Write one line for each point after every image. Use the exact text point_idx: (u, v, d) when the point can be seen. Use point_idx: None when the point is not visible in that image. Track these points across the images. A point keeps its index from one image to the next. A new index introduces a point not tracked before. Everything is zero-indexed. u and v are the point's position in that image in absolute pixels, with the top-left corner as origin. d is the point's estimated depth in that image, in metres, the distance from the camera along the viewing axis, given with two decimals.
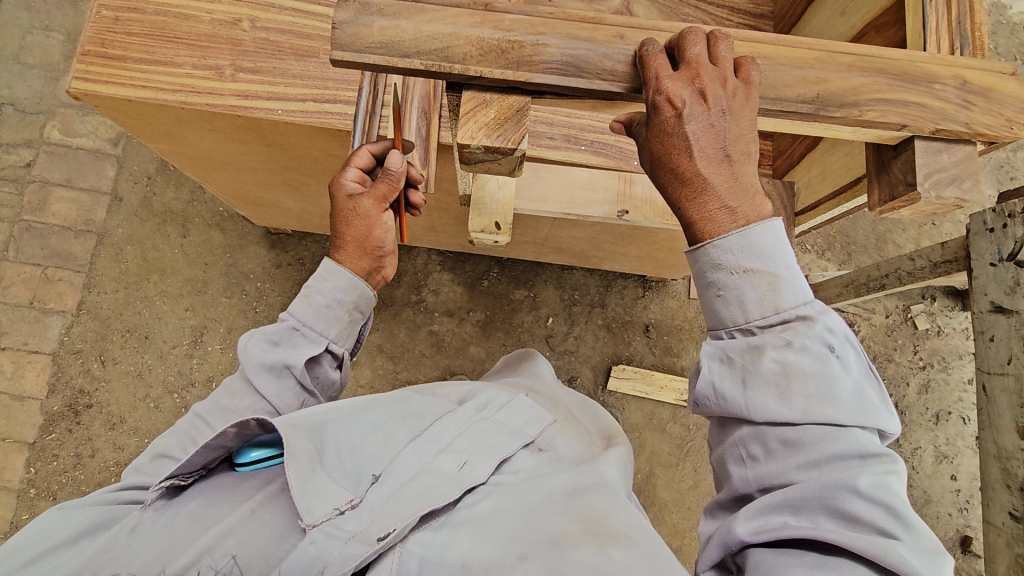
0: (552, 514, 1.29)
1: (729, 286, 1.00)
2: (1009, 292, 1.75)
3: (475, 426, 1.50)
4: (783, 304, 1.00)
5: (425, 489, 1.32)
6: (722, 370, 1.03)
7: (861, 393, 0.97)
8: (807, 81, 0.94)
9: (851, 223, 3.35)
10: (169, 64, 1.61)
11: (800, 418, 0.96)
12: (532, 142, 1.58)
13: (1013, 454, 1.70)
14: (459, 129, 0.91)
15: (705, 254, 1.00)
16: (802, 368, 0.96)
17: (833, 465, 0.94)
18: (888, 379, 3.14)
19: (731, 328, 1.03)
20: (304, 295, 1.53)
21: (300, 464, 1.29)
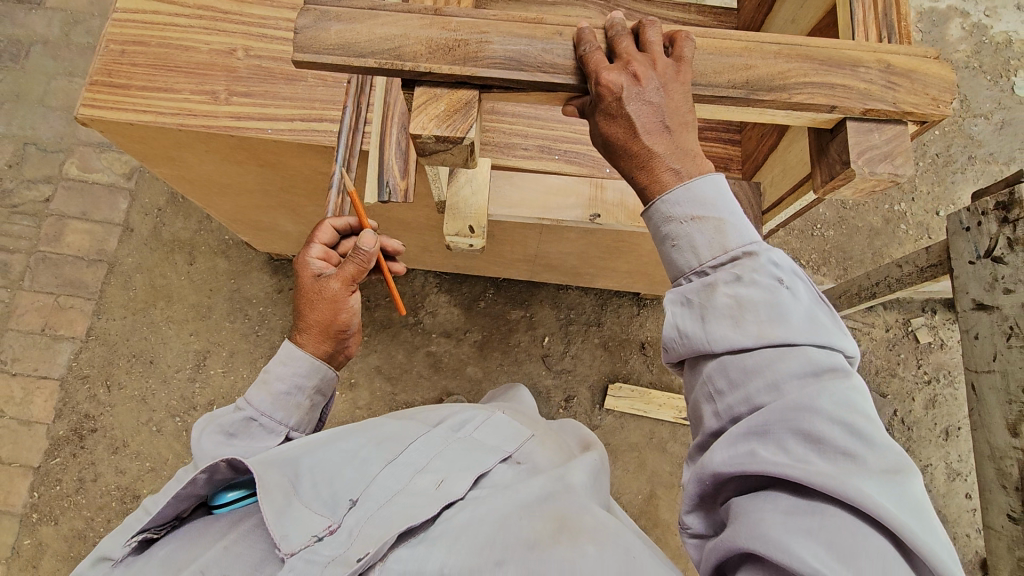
0: (522, 519, 1.44)
1: (681, 235, 1.04)
2: (990, 289, 1.73)
3: (447, 449, 1.69)
4: (732, 244, 1.02)
5: (404, 505, 1.47)
6: (683, 313, 1.05)
7: (814, 318, 0.99)
8: (736, 67, 1.02)
9: (845, 238, 3.36)
10: (168, 91, 1.74)
11: (755, 345, 0.97)
12: (507, 154, 1.70)
13: (1006, 453, 1.66)
14: (412, 121, 0.98)
15: (656, 210, 1.04)
16: (753, 299, 0.99)
17: (791, 385, 0.95)
18: (892, 394, 3.08)
19: (687, 275, 1.05)
20: (262, 383, 1.67)
21: (275, 494, 1.41)
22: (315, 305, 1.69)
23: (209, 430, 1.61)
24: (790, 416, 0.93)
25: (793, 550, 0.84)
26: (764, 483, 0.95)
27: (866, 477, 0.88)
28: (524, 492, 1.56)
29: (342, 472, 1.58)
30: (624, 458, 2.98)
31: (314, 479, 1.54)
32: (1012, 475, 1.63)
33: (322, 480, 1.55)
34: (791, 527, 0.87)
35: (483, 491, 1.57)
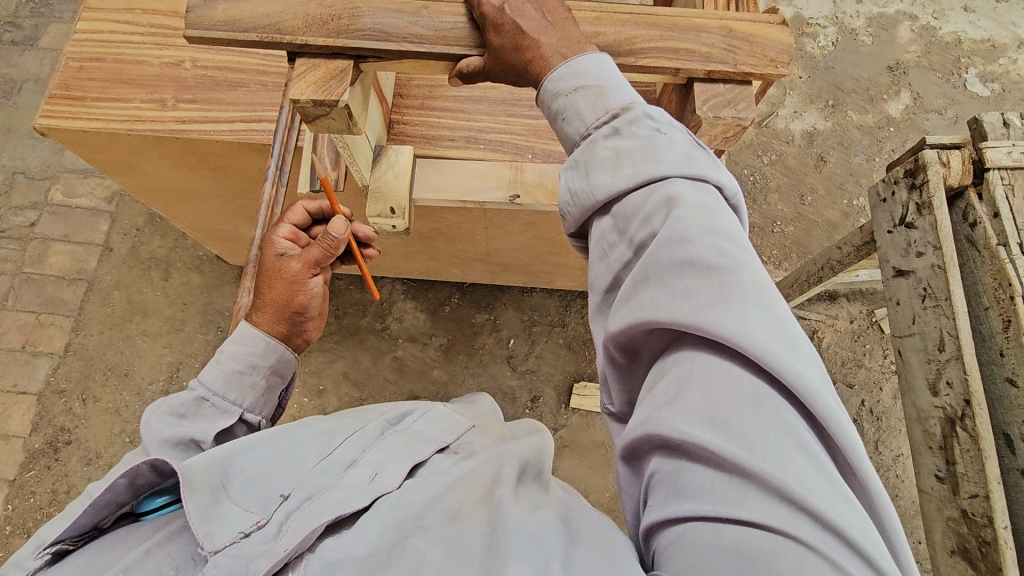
0: (455, 497, 1.28)
1: (567, 107, 1.11)
2: (905, 255, 1.77)
3: (388, 439, 1.49)
4: (612, 104, 1.09)
5: (332, 497, 1.28)
6: (573, 175, 1.10)
7: (684, 155, 1.02)
8: (590, 31, 1.20)
9: (805, 234, 3.42)
10: (119, 100, 1.88)
11: (630, 184, 1.01)
12: (433, 145, 1.79)
13: (928, 414, 1.66)
14: (292, 88, 1.14)
15: (546, 93, 1.13)
16: (629, 146, 1.04)
17: (659, 229, 0.96)
18: (859, 385, 3.06)
19: (578, 141, 1.12)
20: (215, 363, 1.54)
21: (197, 496, 1.21)
22: (273, 274, 1.61)
23: (158, 412, 1.49)
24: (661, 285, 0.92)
25: (670, 428, 0.84)
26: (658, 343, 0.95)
27: (734, 306, 0.86)
28: (469, 474, 1.36)
29: (271, 469, 1.38)
30: (589, 456, 2.99)
31: (240, 478, 1.34)
32: (934, 435, 1.63)
33: (250, 478, 1.35)
34: (667, 388, 0.88)
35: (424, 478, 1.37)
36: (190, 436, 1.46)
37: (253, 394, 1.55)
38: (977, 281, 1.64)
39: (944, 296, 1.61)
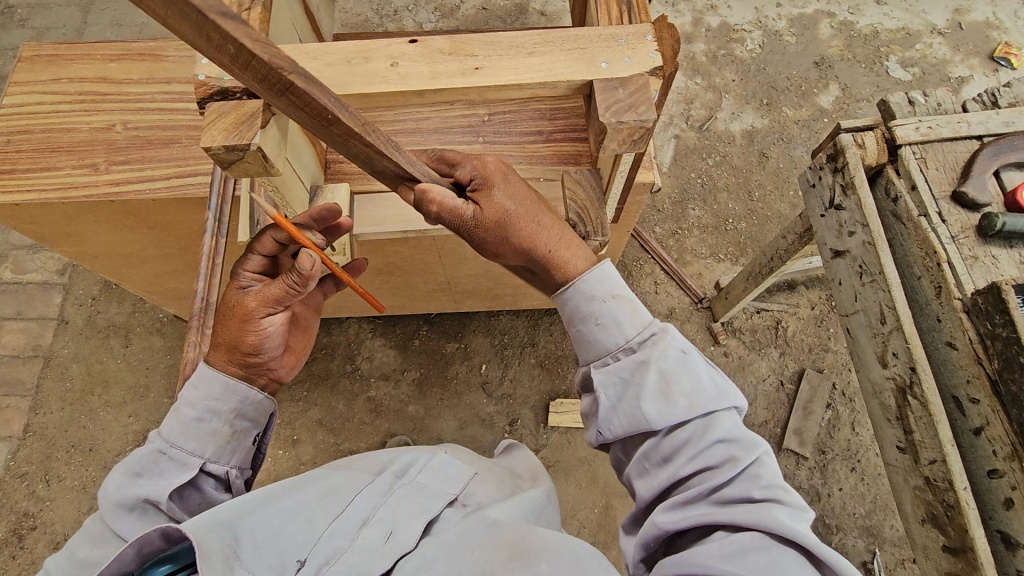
0: (475, 548, 1.33)
1: (601, 315, 1.39)
2: (839, 235, 1.82)
3: (395, 494, 1.56)
4: (646, 322, 1.41)
5: (358, 564, 1.34)
6: (618, 387, 1.36)
7: (718, 388, 1.33)
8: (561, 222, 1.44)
9: (758, 228, 3.51)
10: (52, 170, 1.87)
11: (687, 416, 1.27)
12: (370, 180, 1.83)
13: (882, 386, 1.69)
14: (205, 135, 1.20)
15: (574, 293, 1.41)
16: (672, 373, 1.32)
17: (715, 447, 1.25)
18: (829, 369, 3.10)
19: (615, 352, 1.39)
20: (174, 413, 1.51)
21: (218, 564, 1.18)
22: (230, 312, 1.56)
23: (117, 470, 1.44)
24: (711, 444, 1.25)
25: (710, 565, 1.08)
26: (707, 530, 1.19)
27: (781, 512, 1.16)
28: (481, 530, 1.43)
29: (283, 531, 1.38)
30: (575, 474, 2.95)
31: (254, 542, 1.32)
32: (891, 406, 1.66)
33: (262, 540, 1.34)
34: (720, 551, 1.10)
35: (439, 538, 1.43)
36: (148, 495, 1.41)
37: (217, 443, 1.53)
38: (906, 252, 1.70)
39: (877, 270, 1.67)
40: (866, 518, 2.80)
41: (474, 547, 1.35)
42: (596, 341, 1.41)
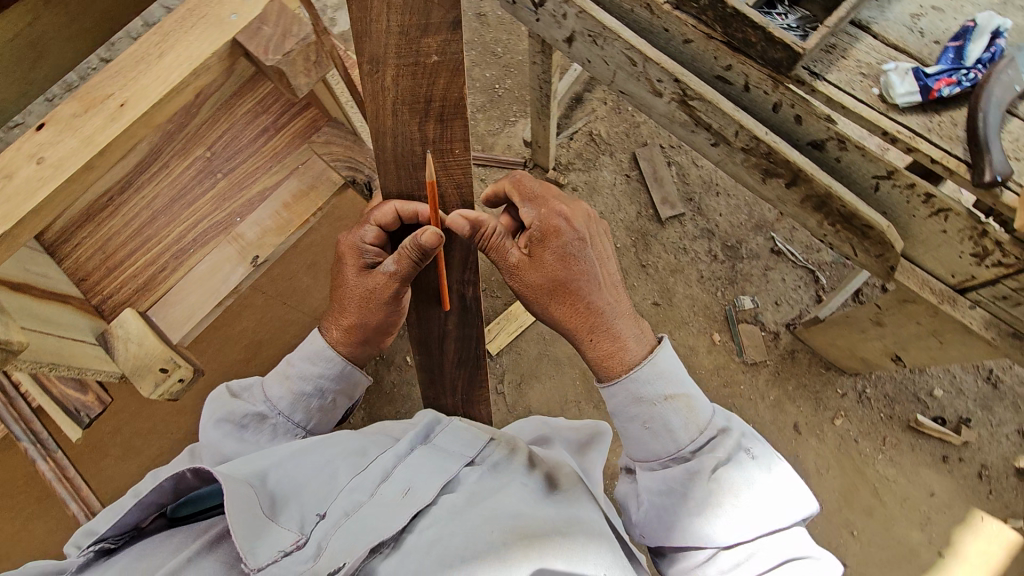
0: (489, 529, 1.25)
1: (654, 413, 1.41)
2: (558, 23, 1.92)
3: (421, 457, 1.45)
4: (704, 421, 1.42)
5: (372, 520, 1.29)
6: (671, 498, 1.38)
7: (781, 487, 1.36)
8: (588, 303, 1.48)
9: (521, 75, 3.60)
10: None
11: (750, 535, 1.30)
12: (152, 286, 1.61)
13: (669, 111, 1.85)
14: None
15: (626, 387, 1.43)
16: (733, 484, 1.34)
17: (779, 563, 1.27)
18: (650, 137, 3.36)
19: (668, 458, 1.41)
20: (285, 369, 1.57)
21: (243, 508, 1.23)
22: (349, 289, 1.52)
23: (217, 408, 1.53)
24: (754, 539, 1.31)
25: None
26: None
27: None
28: (507, 506, 1.32)
29: (310, 490, 1.38)
30: (547, 369, 3.00)
31: (280, 495, 1.34)
32: (685, 120, 1.83)
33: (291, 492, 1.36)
34: None
35: (456, 510, 1.31)
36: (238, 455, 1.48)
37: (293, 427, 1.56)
38: None
39: (600, 28, 1.79)
40: (750, 219, 3.20)
41: (493, 530, 1.25)
42: (650, 444, 1.42)
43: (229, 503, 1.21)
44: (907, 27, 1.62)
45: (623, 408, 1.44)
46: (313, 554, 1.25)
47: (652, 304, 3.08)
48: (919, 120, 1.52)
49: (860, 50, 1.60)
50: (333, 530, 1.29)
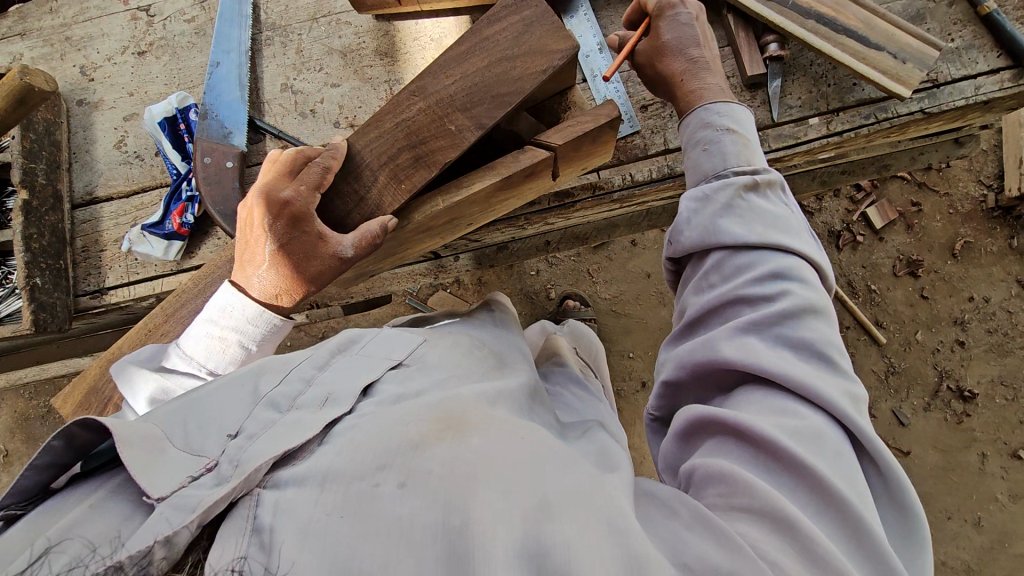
0: (423, 417, 0.74)
1: (711, 139, 0.97)
2: None
3: (349, 360, 0.92)
4: (758, 159, 0.95)
5: (289, 426, 0.75)
6: (694, 207, 0.93)
7: (798, 232, 0.90)
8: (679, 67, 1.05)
9: None
10: None
11: (779, 288, 0.82)
12: None
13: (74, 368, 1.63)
14: None
15: (698, 116, 1.00)
16: (766, 208, 0.90)
17: (799, 366, 0.77)
18: None
19: (718, 171, 0.95)
20: (216, 332, 0.99)
21: (143, 448, 0.67)
22: (277, 247, 0.97)
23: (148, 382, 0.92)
24: (781, 306, 0.80)
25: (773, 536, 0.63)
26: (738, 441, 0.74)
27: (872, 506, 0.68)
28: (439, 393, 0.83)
29: (235, 410, 0.78)
30: None
31: (193, 425, 0.75)
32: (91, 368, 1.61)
33: (208, 420, 0.76)
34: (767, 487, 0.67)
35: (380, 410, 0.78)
36: None
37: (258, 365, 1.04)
38: None
39: None
40: None
41: (404, 416, 0.75)
42: (701, 167, 0.97)
43: (120, 442, 0.65)
44: (121, 159, 1.37)
45: (688, 146, 1.01)
46: (230, 475, 0.66)
47: None
48: (207, 240, 1.33)
49: (107, 224, 1.36)
50: (254, 439, 0.72)
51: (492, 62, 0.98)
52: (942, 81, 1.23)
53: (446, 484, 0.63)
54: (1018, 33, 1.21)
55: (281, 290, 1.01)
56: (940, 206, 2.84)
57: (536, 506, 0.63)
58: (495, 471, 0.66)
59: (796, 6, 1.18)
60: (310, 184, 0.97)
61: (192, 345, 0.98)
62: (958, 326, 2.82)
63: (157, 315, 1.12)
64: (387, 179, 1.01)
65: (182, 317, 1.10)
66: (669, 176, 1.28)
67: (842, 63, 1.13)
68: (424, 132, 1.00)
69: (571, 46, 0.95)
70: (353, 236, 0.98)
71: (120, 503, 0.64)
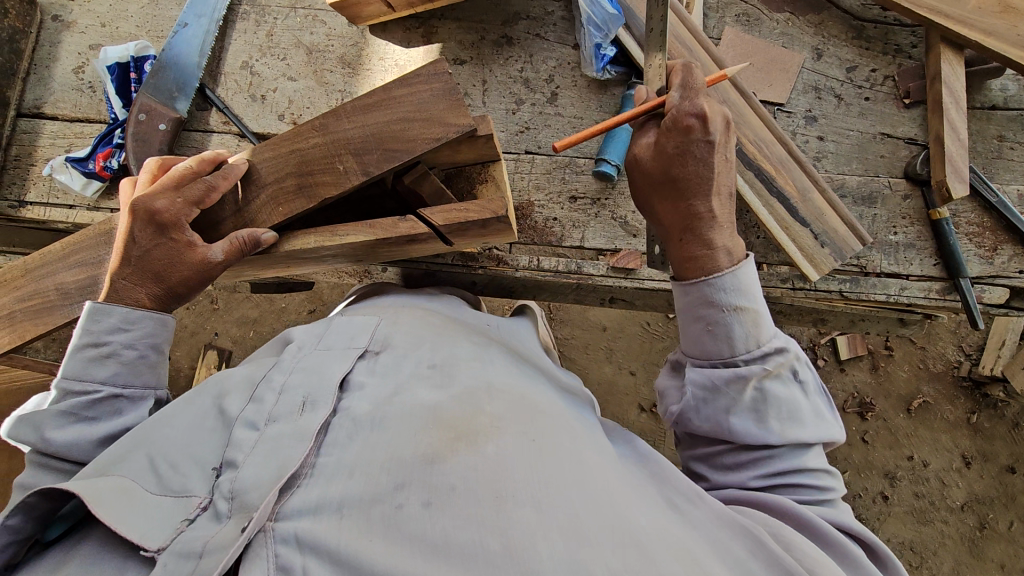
0: (411, 429, 0.77)
1: (720, 324, 0.88)
2: None
3: (319, 353, 0.91)
4: (770, 336, 0.88)
5: (287, 436, 0.78)
6: (704, 397, 0.90)
7: (809, 392, 0.90)
8: (670, 210, 0.92)
9: None
10: None
11: (781, 443, 0.86)
12: None
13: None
14: None
15: (700, 288, 0.89)
16: (778, 393, 0.86)
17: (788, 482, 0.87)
18: None
19: (719, 361, 0.89)
20: (93, 348, 0.94)
21: (114, 499, 0.72)
22: (154, 252, 0.98)
23: (35, 420, 0.87)
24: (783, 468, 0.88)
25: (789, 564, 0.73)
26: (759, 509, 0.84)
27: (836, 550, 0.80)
28: (428, 392, 0.84)
29: (206, 441, 0.82)
30: None
31: (162, 464, 0.79)
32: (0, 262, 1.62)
33: (180, 455, 0.80)
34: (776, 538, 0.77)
35: (370, 413, 0.80)
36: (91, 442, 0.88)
37: (156, 367, 1.01)
38: None
39: None
40: None
41: (409, 427, 0.77)
42: (704, 346, 0.91)
43: (89, 501, 0.71)
44: (74, 84, 1.39)
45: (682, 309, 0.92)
46: (229, 510, 0.72)
47: (308, 313, 2.89)
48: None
49: (45, 141, 1.37)
50: (241, 466, 0.75)
51: (396, 118, 0.99)
52: (871, 271, 1.18)
53: (470, 498, 0.68)
54: (961, 248, 1.15)
55: (147, 295, 0.99)
56: (909, 358, 2.78)
57: (555, 511, 0.68)
58: (488, 490, 0.69)
59: (742, 152, 1.13)
60: (188, 198, 0.98)
61: (71, 369, 0.93)
62: (887, 479, 2.71)
63: (16, 267, 1.12)
64: (270, 197, 1.04)
65: (40, 276, 1.10)
66: (574, 274, 1.24)
67: (765, 225, 1.10)
68: (313, 164, 1.03)
69: (468, 121, 0.96)
70: (223, 243, 0.98)
71: (105, 562, 0.71)
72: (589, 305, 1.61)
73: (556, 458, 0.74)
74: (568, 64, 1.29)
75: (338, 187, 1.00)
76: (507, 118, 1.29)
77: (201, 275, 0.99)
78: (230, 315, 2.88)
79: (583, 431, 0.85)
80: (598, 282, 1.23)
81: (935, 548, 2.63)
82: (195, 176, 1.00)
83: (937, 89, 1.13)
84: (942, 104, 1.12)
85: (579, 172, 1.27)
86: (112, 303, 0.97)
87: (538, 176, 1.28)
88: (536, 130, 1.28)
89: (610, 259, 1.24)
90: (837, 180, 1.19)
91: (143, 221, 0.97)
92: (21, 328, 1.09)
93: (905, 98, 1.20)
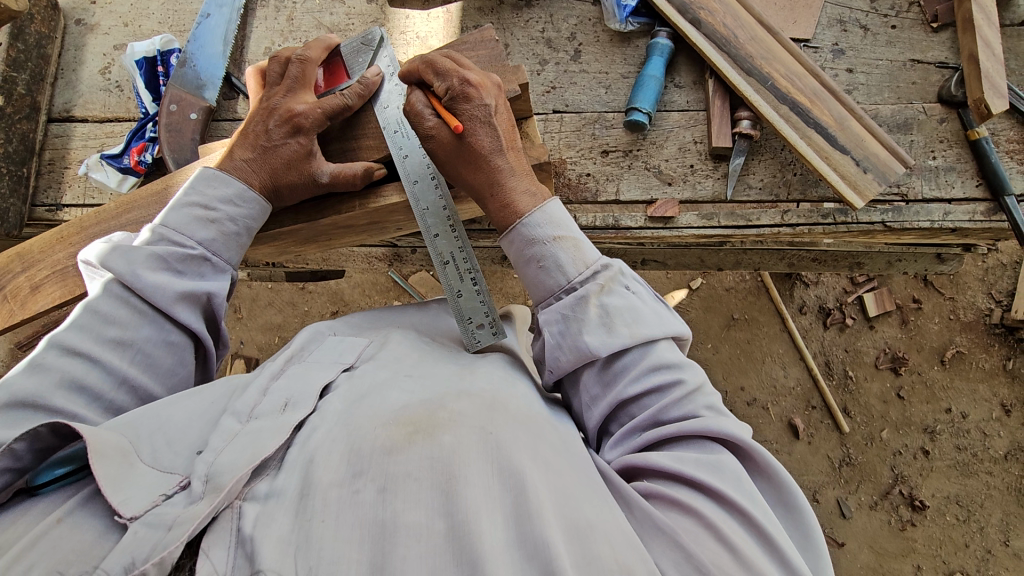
0: (375, 423, 0.77)
1: (543, 256, 0.92)
2: None
3: (302, 364, 0.92)
4: (594, 257, 0.92)
5: (263, 434, 0.78)
6: (561, 330, 0.90)
7: (663, 316, 0.90)
8: (468, 169, 0.96)
9: None
10: None
11: (632, 343, 0.86)
12: None
13: None
14: None
15: (514, 234, 0.94)
16: (615, 301, 0.89)
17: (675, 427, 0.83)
18: None
19: (559, 292, 0.92)
20: (198, 211, 0.97)
21: (114, 460, 0.73)
22: (269, 144, 1.00)
23: (131, 254, 0.90)
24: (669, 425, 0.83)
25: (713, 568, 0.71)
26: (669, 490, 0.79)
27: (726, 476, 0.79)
28: (403, 391, 0.84)
29: (202, 427, 0.82)
30: None
31: (160, 441, 0.79)
32: None
33: (178, 434, 0.80)
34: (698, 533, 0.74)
35: (341, 413, 0.81)
36: (181, 292, 0.92)
37: (242, 249, 1.03)
38: None
39: None
40: None
41: (375, 419, 0.78)
42: (536, 287, 0.94)
43: (93, 453, 0.71)
44: (102, 85, 1.41)
45: (515, 261, 0.95)
46: (202, 491, 0.71)
47: (332, 314, 2.89)
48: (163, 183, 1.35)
49: (76, 143, 1.39)
50: (219, 452, 0.75)
51: None
52: (912, 197, 1.16)
53: (424, 486, 0.69)
54: (1001, 164, 1.14)
55: (257, 181, 1.01)
56: (938, 309, 2.75)
57: (504, 497, 0.69)
58: (440, 478, 0.69)
59: (775, 87, 1.16)
60: (327, 111, 1.01)
61: (174, 220, 0.96)
62: (926, 433, 2.65)
63: (70, 225, 1.13)
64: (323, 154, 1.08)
65: (94, 234, 1.12)
66: (611, 227, 1.22)
67: (804, 156, 1.12)
68: (359, 129, 1.08)
69: (513, 87, 1.05)
70: (336, 167, 1.02)
71: (96, 517, 0.71)
72: (621, 269, 1.59)
73: (521, 451, 0.73)
74: (588, 20, 1.30)
75: (380, 151, 1.06)
76: (533, 78, 1.29)
77: (306, 181, 1.02)
78: (254, 321, 2.89)
79: (556, 427, 0.83)
80: (637, 233, 1.22)
81: (981, 500, 2.57)
82: (340, 95, 1.02)
83: (967, 7, 1.16)
84: (973, 21, 1.15)
85: (609, 127, 1.25)
86: (228, 175, 1.00)
87: (568, 133, 1.26)
88: (562, 89, 1.28)
89: (647, 209, 1.22)
90: (871, 110, 1.19)
91: (268, 114, 1.01)
92: (72, 282, 1.10)
93: (933, 21, 1.22)
